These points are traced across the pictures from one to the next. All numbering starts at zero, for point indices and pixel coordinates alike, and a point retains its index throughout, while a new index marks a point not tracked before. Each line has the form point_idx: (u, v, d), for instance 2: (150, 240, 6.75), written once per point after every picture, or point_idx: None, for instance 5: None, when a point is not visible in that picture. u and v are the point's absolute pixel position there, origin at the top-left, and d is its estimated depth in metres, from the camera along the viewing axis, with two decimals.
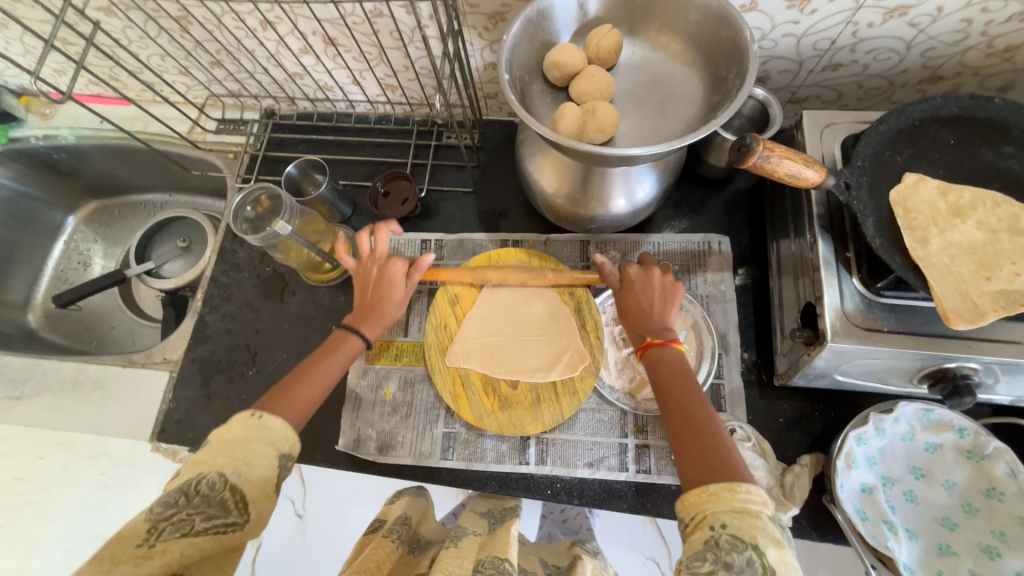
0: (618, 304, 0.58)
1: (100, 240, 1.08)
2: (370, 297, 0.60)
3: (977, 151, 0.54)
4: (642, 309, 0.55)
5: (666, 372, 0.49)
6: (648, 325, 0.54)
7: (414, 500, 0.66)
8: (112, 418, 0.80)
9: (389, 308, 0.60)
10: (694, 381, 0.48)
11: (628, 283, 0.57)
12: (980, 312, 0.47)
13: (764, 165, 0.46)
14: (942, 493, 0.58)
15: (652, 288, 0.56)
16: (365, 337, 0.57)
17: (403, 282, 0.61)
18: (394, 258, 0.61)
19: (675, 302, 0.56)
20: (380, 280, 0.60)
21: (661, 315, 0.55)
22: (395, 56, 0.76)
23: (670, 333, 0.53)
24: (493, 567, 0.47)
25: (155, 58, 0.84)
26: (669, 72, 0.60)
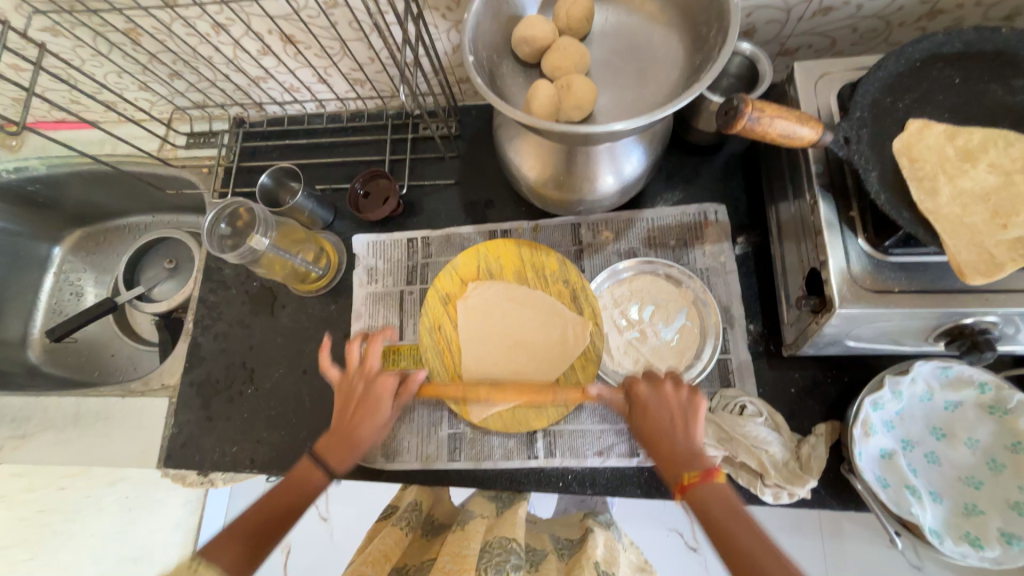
0: (636, 433, 0.53)
1: (89, 268, 1.07)
2: (352, 414, 0.59)
3: (985, 89, 0.50)
4: (665, 436, 0.50)
5: (706, 507, 0.44)
6: (676, 459, 0.48)
7: (426, 489, 0.68)
8: (119, 448, 0.79)
9: (370, 433, 0.58)
10: (738, 509, 0.44)
11: (642, 411, 0.53)
12: (997, 263, 0.44)
13: (755, 127, 0.43)
14: (965, 452, 0.56)
15: (678, 410, 0.51)
16: (331, 469, 0.56)
17: (389, 402, 0.60)
18: (382, 375, 0.60)
19: (697, 424, 0.50)
20: (366, 399, 0.59)
21: (686, 436, 0.50)
22: (358, 49, 0.72)
23: (704, 461, 0.47)
24: (501, 546, 0.49)
25: (112, 75, 0.81)
26: (647, 35, 0.56)
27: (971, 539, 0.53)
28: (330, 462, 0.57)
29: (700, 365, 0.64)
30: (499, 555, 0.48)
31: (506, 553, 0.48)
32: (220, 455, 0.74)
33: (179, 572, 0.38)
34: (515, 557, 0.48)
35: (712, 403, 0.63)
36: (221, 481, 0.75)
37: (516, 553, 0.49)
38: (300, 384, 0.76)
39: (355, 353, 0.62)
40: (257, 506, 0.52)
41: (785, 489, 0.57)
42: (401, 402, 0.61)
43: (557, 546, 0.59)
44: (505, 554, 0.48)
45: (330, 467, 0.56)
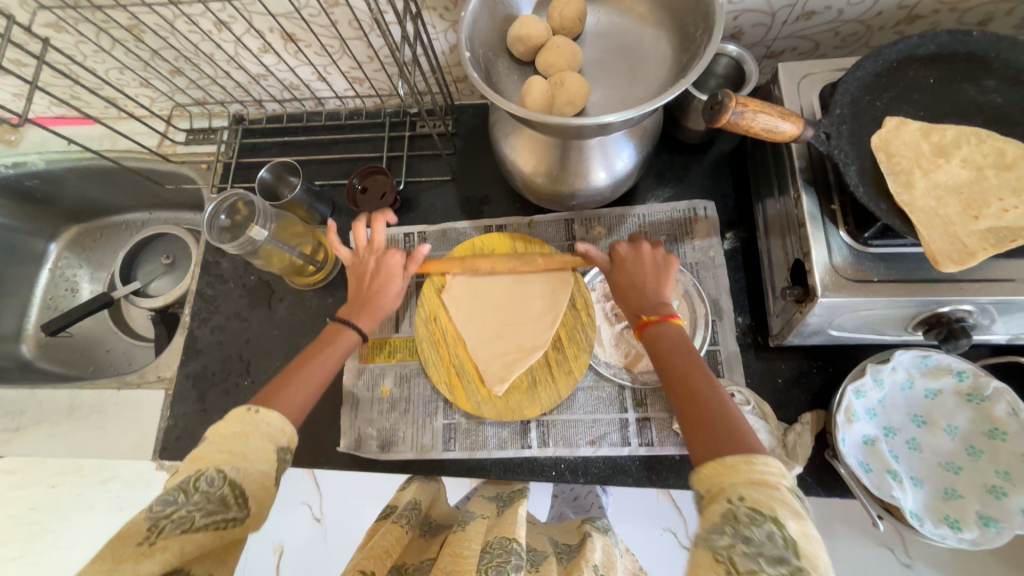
0: (612, 284, 0.58)
1: (85, 264, 1.07)
2: (367, 283, 0.61)
3: (958, 89, 0.52)
4: (637, 283, 0.56)
5: (664, 345, 0.50)
6: (642, 304, 0.54)
7: (425, 485, 0.65)
8: (114, 441, 0.79)
9: (387, 303, 0.61)
10: (699, 359, 0.49)
11: (619, 258, 0.58)
12: (970, 252, 0.46)
13: (739, 121, 0.45)
14: (944, 439, 0.58)
15: (647, 262, 0.57)
16: (360, 328, 0.59)
17: (401, 274, 0.61)
18: (393, 249, 0.62)
19: (668, 276, 0.56)
20: (378, 271, 0.61)
21: (656, 288, 0.55)
22: (357, 47, 0.74)
23: (666, 309, 0.53)
24: (501, 547, 0.48)
25: (113, 72, 0.82)
26: (637, 35, 0.58)
27: (950, 522, 0.54)
28: (354, 321, 0.59)
29: None
30: (500, 555, 0.46)
31: (507, 553, 0.46)
32: None
33: (241, 429, 0.42)
34: (516, 558, 0.45)
35: None
36: None
37: (518, 554, 0.46)
38: None
39: (364, 233, 0.64)
40: (295, 364, 0.53)
41: None
42: (411, 270, 0.62)
43: (556, 549, 0.57)
44: (505, 555, 0.46)
45: (353, 320, 0.59)
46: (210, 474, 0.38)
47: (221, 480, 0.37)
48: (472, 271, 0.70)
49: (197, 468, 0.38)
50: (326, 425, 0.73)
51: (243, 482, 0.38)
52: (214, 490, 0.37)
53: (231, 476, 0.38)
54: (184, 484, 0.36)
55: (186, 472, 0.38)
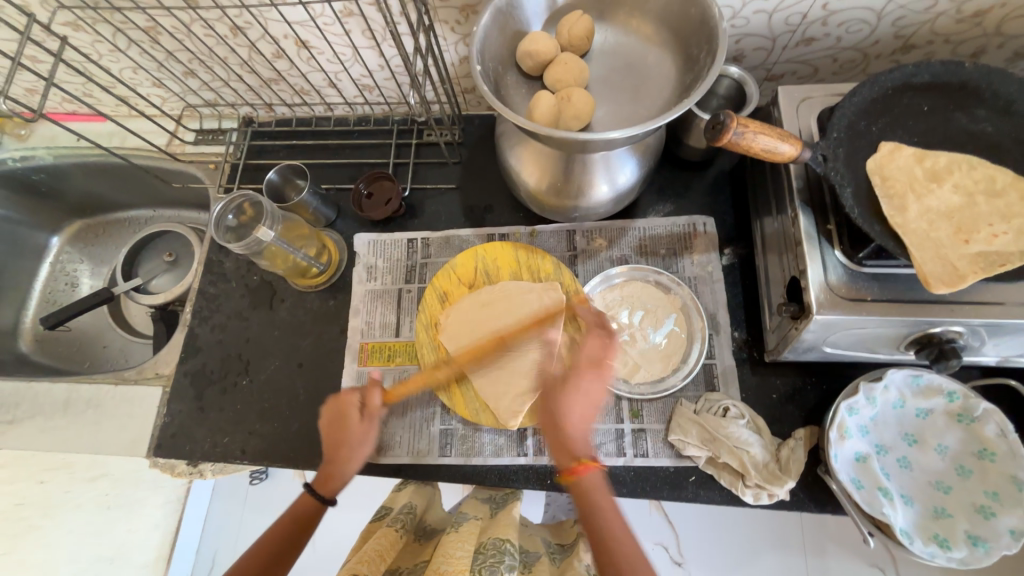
0: (546, 419, 0.61)
1: (87, 259, 1.08)
2: (330, 443, 0.60)
3: (951, 117, 0.54)
4: (571, 424, 0.58)
5: (592, 495, 0.54)
6: (574, 444, 0.58)
7: (420, 490, 0.68)
8: (108, 437, 0.79)
9: (349, 456, 0.59)
10: (615, 508, 0.53)
11: (569, 385, 0.60)
12: (960, 274, 0.47)
13: (739, 142, 0.46)
14: (935, 458, 0.59)
15: (589, 400, 0.59)
16: (332, 489, 0.59)
17: (356, 413, 0.60)
18: (345, 393, 0.62)
19: (597, 403, 0.60)
20: (337, 421, 0.60)
21: (582, 418, 0.59)
22: (369, 56, 0.76)
23: (589, 456, 0.56)
24: (495, 547, 0.50)
25: (128, 71, 0.83)
26: (642, 55, 0.60)
27: (940, 540, 0.55)
28: (325, 485, 0.59)
29: (685, 368, 0.67)
30: (494, 555, 0.49)
31: (500, 553, 0.49)
32: (212, 446, 0.75)
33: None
34: (509, 557, 0.49)
35: (696, 405, 0.65)
36: (210, 472, 0.75)
37: (510, 554, 0.50)
38: (295, 378, 0.77)
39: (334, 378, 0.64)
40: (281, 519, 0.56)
41: (764, 489, 0.60)
42: (371, 420, 0.61)
43: (548, 550, 0.61)
44: (498, 554, 0.49)
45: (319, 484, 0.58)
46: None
47: None
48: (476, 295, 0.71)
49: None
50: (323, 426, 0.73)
51: None
52: None
53: None
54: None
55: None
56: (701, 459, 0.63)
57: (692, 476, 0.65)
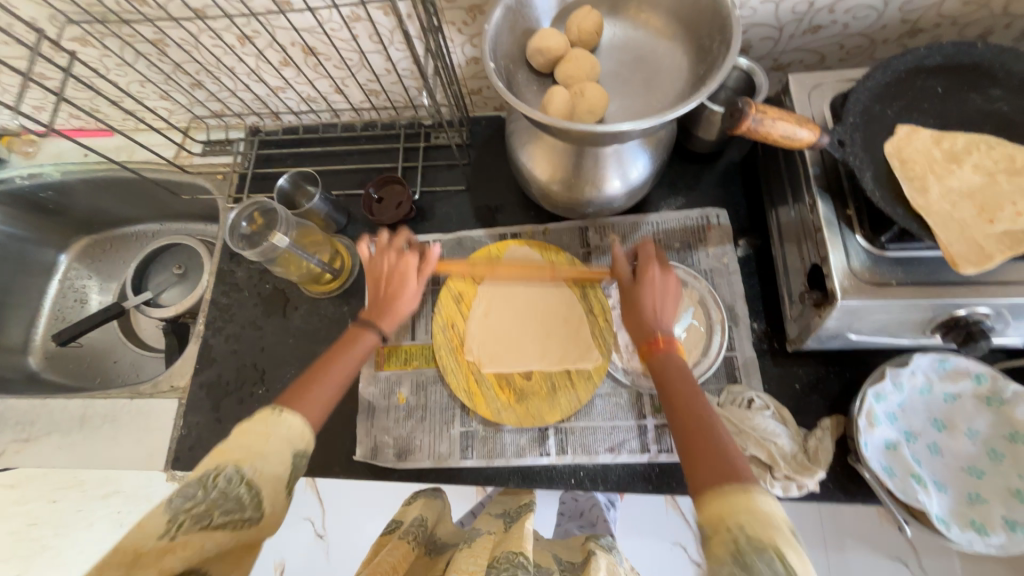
0: (624, 297, 0.58)
1: (95, 275, 1.07)
2: (383, 289, 0.61)
3: (965, 97, 0.54)
4: (642, 302, 0.56)
5: (670, 372, 0.51)
6: (643, 320, 0.55)
7: (431, 503, 0.64)
8: (124, 452, 0.79)
9: (404, 302, 0.61)
10: (694, 386, 0.50)
11: (638, 279, 0.57)
12: (987, 254, 0.47)
13: (758, 128, 0.46)
14: (966, 443, 0.58)
15: (666, 292, 0.57)
16: (381, 331, 0.59)
17: (415, 276, 0.62)
18: (407, 252, 0.63)
19: (675, 309, 0.57)
20: (393, 274, 0.62)
21: (661, 314, 0.55)
22: (376, 60, 0.76)
23: (671, 336, 0.54)
24: (508, 561, 0.46)
25: (135, 84, 0.84)
26: (652, 48, 0.60)
27: (977, 526, 0.54)
28: (375, 324, 0.59)
29: (706, 360, 0.67)
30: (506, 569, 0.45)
31: (513, 567, 0.45)
32: None
33: (264, 427, 0.41)
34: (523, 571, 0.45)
35: (720, 399, 0.65)
36: None
37: (523, 567, 0.46)
38: None
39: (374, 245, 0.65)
40: (323, 364, 0.53)
41: (794, 480, 0.59)
42: (425, 278, 0.63)
43: (561, 566, 0.57)
44: (511, 566, 0.46)
45: (375, 321, 0.59)
46: (229, 471, 0.37)
47: (241, 478, 0.37)
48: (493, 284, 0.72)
49: (219, 462, 0.38)
50: (343, 434, 0.72)
51: (258, 482, 0.38)
52: (232, 488, 0.37)
53: (248, 476, 0.38)
54: (204, 479, 0.37)
55: (205, 466, 0.38)
56: None
57: None
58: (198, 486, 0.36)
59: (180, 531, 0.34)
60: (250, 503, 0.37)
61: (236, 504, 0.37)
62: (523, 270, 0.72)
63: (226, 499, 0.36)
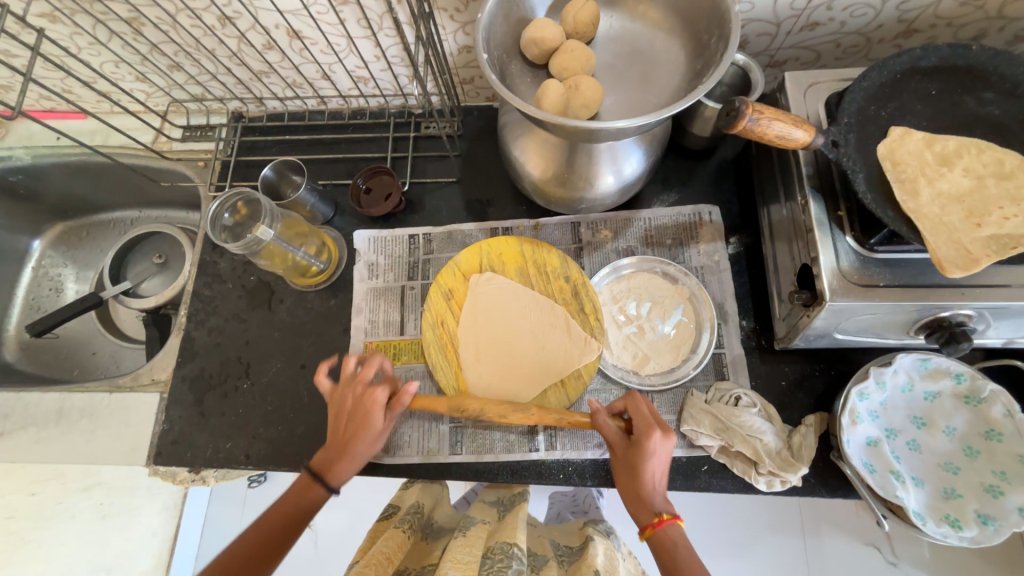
0: (618, 476, 0.55)
1: (71, 263, 1.03)
2: (344, 437, 0.59)
3: (958, 100, 0.54)
4: (641, 484, 0.52)
5: (671, 550, 0.49)
6: (646, 504, 0.52)
7: (427, 491, 0.68)
8: (104, 446, 0.77)
9: (364, 447, 0.59)
10: (696, 559, 0.49)
11: (637, 446, 0.54)
12: (973, 258, 0.47)
13: (755, 128, 0.46)
14: (943, 440, 0.60)
15: (661, 462, 0.53)
16: (331, 484, 0.58)
17: (381, 413, 0.60)
18: (375, 387, 0.60)
19: (665, 463, 0.54)
20: (355, 411, 0.60)
21: (653, 479, 0.52)
22: (364, 46, 0.73)
23: (670, 508, 0.52)
24: (502, 552, 0.48)
25: (109, 64, 0.80)
26: (649, 42, 0.59)
27: (951, 520, 0.56)
28: (326, 475, 0.58)
29: (695, 358, 0.67)
30: (501, 561, 0.46)
31: (507, 558, 0.47)
32: (214, 452, 0.73)
33: None
34: (517, 563, 0.46)
35: (707, 395, 0.65)
36: (212, 480, 0.73)
37: (518, 559, 0.47)
38: (299, 379, 0.75)
39: (351, 366, 0.63)
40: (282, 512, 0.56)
41: (778, 476, 0.60)
42: (394, 414, 0.61)
43: (557, 552, 0.59)
44: (506, 559, 0.47)
45: (332, 472, 0.58)
46: None
47: None
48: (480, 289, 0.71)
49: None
50: None
51: None
52: None
53: None
54: None
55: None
56: (714, 448, 0.63)
57: (704, 466, 0.64)
58: None
59: None
60: None
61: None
62: (494, 285, 0.71)
63: None
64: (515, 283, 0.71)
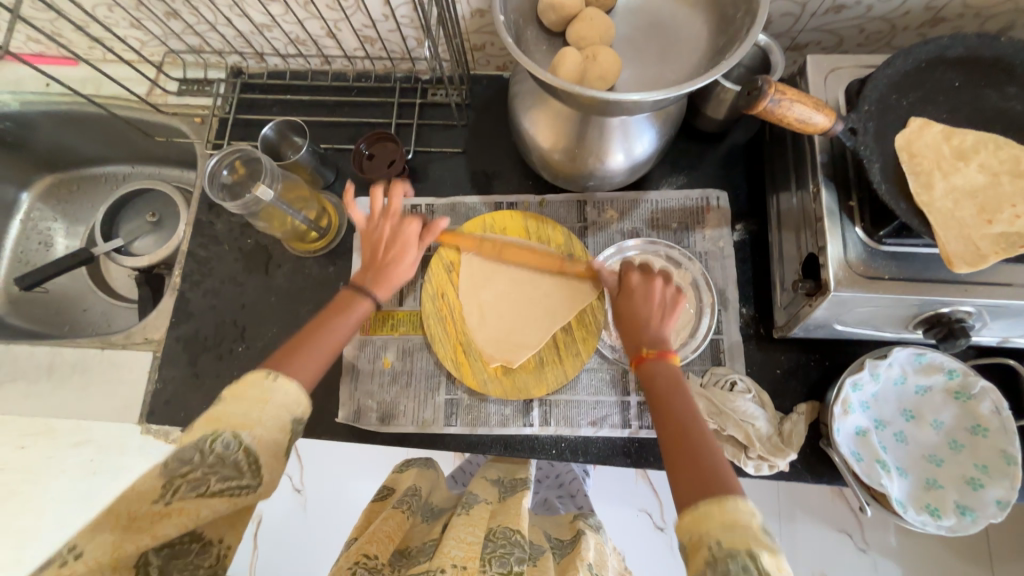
0: (619, 315, 0.57)
1: (61, 217, 1.00)
2: (381, 257, 0.59)
3: (981, 93, 0.53)
4: (641, 316, 0.55)
5: (660, 378, 0.50)
6: (642, 338, 0.54)
7: (425, 474, 0.68)
8: (97, 402, 0.77)
9: (403, 270, 0.59)
10: (685, 398, 0.48)
11: (630, 291, 0.57)
12: (981, 255, 0.47)
13: (775, 109, 0.44)
14: (930, 433, 0.61)
15: (655, 299, 0.56)
16: (375, 298, 0.57)
17: (416, 243, 0.61)
18: (408, 218, 0.61)
19: (675, 313, 0.55)
20: (393, 238, 0.60)
21: (659, 325, 0.54)
22: (373, 3, 0.70)
23: (665, 346, 0.53)
24: (505, 538, 0.49)
25: (102, 8, 0.76)
26: (671, 15, 0.57)
27: (931, 510, 0.58)
28: (369, 289, 0.57)
29: (693, 342, 0.67)
30: (503, 547, 0.48)
31: (509, 545, 0.48)
32: (208, 413, 0.72)
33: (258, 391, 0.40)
34: (518, 550, 0.47)
35: (703, 379, 0.66)
36: None
37: (520, 545, 0.48)
38: None
39: (381, 199, 0.61)
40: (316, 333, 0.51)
41: (766, 461, 0.61)
42: (427, 245, 0.63)
43: (551, 543, 0.59)
44: (507, 546, 0.48)
45: (370, 289, 0.57)
46: (227, 433, 0.37)
47: (245, 451, 0.37)
48: (479, 256, 0.70)
49: (216, 426, 0.38)
50: (325, 396, 0.71)
51: (256, 448, 0.38)
52: (228, 454, 0.37)
53: (245, 441, 0.37)
54: (201, 442, 0.37)
55: (203, 430, 0.38)
56: None
57: None
58: (194, 451, 0.36)
59: (175, 496, 0.35)
60: (247, 469, 0.37)
61: (234, 469, 0.37)
62: (492, 252, 0.70)
63: (224, 465, 0.36)
64: (518, 249, 0.69)
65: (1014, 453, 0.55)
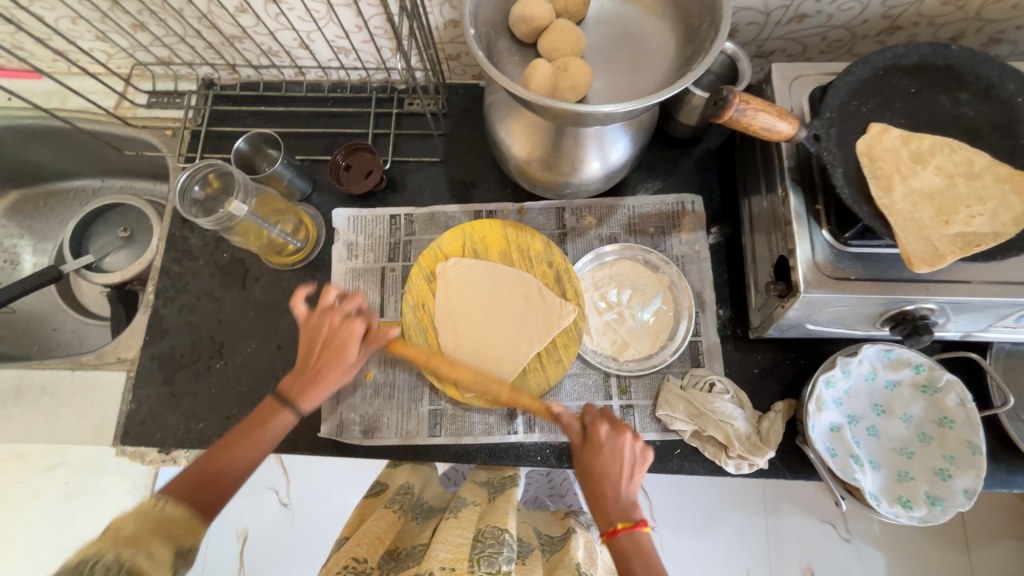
0: (582, 473, 0.55)
1: (27, 234, 0.97)
2: (318, 357, 0.58)
3: (935, 99, 0.55)
4: (608, 477, 0.53)
5: (637, 553, 0.49)
6: (612, 505, 0.52)
7: (418, 470, 0.69)
8: (69, 425, 0.75)
9: (338, 373, 0.58)
10: (655, 558, 0.49)
11: (592, 447, 0.55)
12: (940, 254, 0.49)
13: (740, 119, 0.46)
14: (900, 426, 0.63)
15: (621, 457, 0.54)
16: (298, 409, 0.57)
17: (357, 342, 0.59)
18: (350, 318, 0.59)
19: (641, 471, 0.54)
20: (330, 344, 0.58)
21: (626, 485, 0.53)
22: (345, 15, 0.70)
23: (635, 514, 0.51)
24: (493, 537, 0.49)
25: (65, 21, 0.74)
26: (640, 25, 0.58)
27: (903, 501, 0.59)
28: (295, 403, 0.57)
29: (672, 345, 0.68)
30: (491, 546, 0.47)
31: (498, 544, 0.48)
32: (185, 432, 0.71)
33: (141, 519, 0.40)
34: (507, 549, 0.47)
35: (683, 381, 0.67)
36: (183, 460, 0.71)
37: (509, 544, 0.48)
38: (274, 360, 0.73)
39: (330, 297, 0.61)
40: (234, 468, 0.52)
41: (746, 459, 0.62)
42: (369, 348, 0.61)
43: (539, 541, 0.60)
44: (496, 545, 0.48)
45: (293, 401, 0.57)
46: (108, 557, 0.36)
47: (124, 552, 0.36)
48: (459, 269, 0.70)
49: (93, 554, 0.36)
50: (307, 410, 0.70)
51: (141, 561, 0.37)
52: (115, 563, 0.36)
53: (129, 552, 0.37)
54: (78, 569, 0.35)
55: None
56: (687, 433, 0.65)
57: (677, 449, 0.66)
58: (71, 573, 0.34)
59: None
60: (140, 559, 0.37)
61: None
62: (468, 268, 0.70)
63: (109, 564, 0.35)
64: (495, 263, 0.71)
65: (979, 443, 0.57)
